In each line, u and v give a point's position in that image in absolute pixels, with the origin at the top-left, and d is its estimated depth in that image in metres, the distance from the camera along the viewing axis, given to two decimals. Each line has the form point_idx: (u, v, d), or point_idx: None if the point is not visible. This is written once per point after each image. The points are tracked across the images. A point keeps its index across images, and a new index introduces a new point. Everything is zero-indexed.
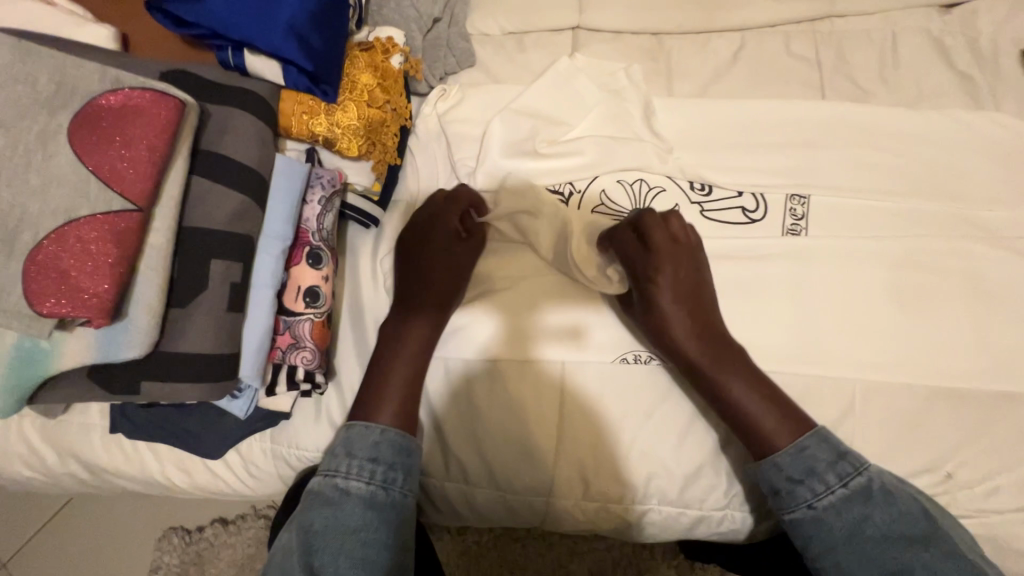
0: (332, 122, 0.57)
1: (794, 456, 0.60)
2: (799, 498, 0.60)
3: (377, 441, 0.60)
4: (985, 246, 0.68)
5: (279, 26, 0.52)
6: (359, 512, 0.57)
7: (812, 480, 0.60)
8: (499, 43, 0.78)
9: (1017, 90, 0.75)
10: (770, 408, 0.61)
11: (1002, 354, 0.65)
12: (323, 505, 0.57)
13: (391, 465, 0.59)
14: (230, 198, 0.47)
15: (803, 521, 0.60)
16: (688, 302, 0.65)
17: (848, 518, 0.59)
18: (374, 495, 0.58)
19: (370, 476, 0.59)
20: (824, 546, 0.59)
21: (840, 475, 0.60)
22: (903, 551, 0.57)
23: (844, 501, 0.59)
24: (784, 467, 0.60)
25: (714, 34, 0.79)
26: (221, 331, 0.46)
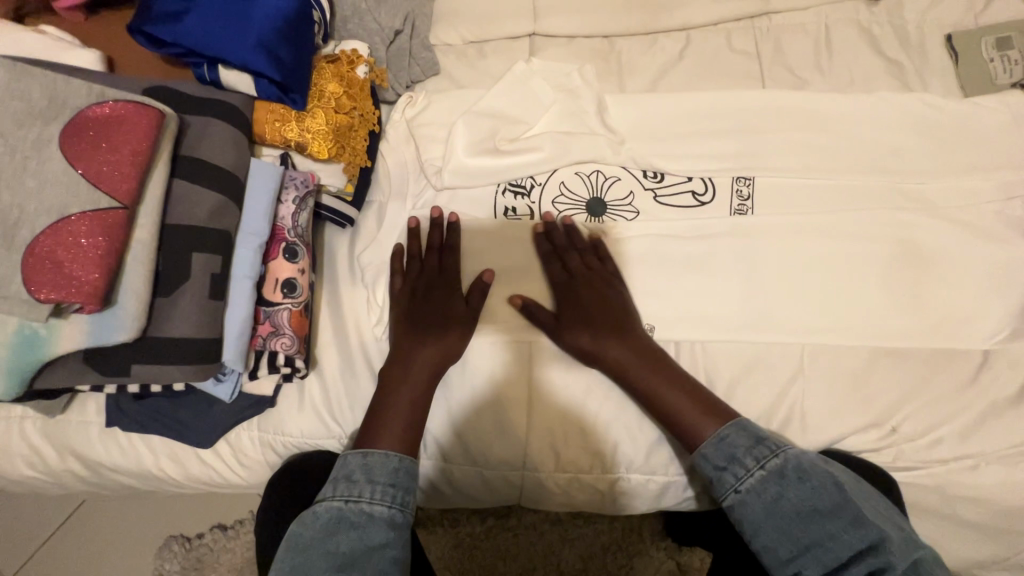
0: (303, 128, 0.63)
1: (716, 446, 0.62)
2: (727, 484, 0.62)
3: (395, 467, 0.60)
4: (919, 215, 0.73)
5: (249, 41, 0.57)
6: (383, 534, 0.56)
7: (735, 466, 0.61)
8: (461, 52, 0.84)
9: (942, 71, 0.81)
10: (693, 403, 0.64)
11: (936, 313, 0.70)
12: (348, 529, 0.55)
13: (409, 489, 0.59)
14: (208, 197, 0.53)
15: (733, 505, 0.61)
16: (608, 320, 0.68)
17: (768, 502, 0.60)
18: (397, 518, 0.57)
19: (391, 500, 0.58)
20: (753, 531, 0.60)
21: (757, 457, 0.61)
22: (817, 531, 0.57)
23: (762, 484, 0.60)
24: (709, 457, 0.62)
25: (661, 34, 0.85)
26: (204, 316, 0.51)
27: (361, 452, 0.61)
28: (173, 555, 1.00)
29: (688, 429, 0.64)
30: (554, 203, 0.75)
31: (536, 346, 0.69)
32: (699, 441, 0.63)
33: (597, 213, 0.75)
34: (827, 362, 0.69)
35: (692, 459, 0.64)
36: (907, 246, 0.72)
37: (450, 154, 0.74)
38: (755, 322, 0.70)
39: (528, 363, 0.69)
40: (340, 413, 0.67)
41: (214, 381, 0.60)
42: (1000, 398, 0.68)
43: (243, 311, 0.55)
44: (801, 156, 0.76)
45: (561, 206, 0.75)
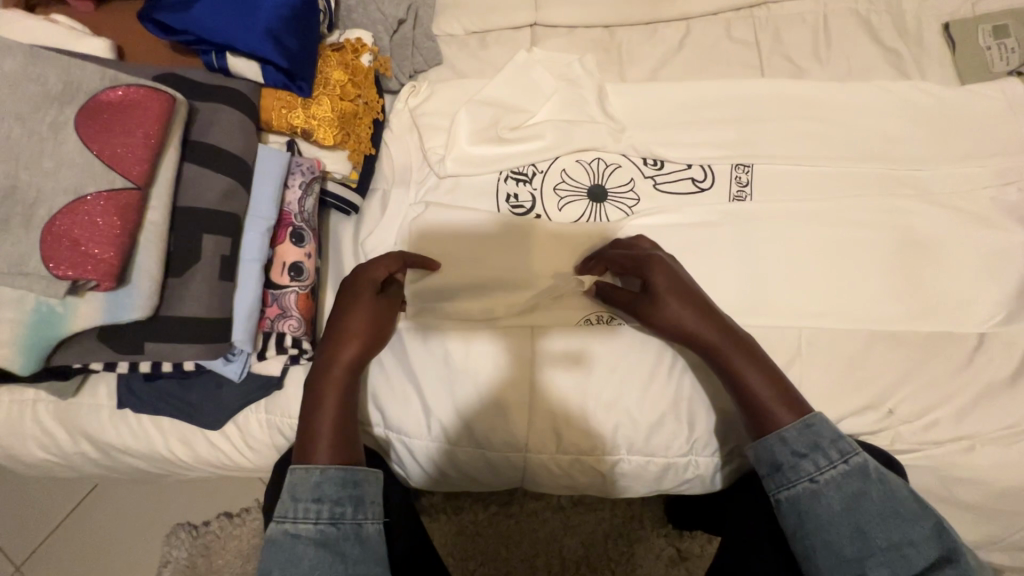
0: (308, 115, 0.64)
1: (801, 431, 0.61)
2: (801, 472, 0.60)
3: (318, 480, 0.56)
4: (915, 202, 0.74)
5: (257, 29, 0.58)
6: (311, 552, 0.52)
7: (817, 455, 0.60)
8: (463, 43, 0.85)
9: (939, 60, 0.82)
10: (777, 392, 0.63)
11: (933, 298, 0.71)
12: (273, 554, 0.51)
13: (338, 500, 0.55)
14: (218, 180, 0.54)
15: (801, 494, 0.60)
16: (686, 299, 0.65)
17: (845, 497, 0.58)
18: (326, 533, 0.53)
19: (318, 515, 0.54)
20: (819, 523, 0.58)
21: (843, 452, 0.60)
22: (895, 534, 0.56)
23: (843, 479, 0.59)
24: (791, 441, 0.60)
25: (661, 24, 0.86)
26: (216, 296, 0.52)
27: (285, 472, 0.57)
28: (181, 541, 1.01)
29: (774, 417, 0.62)
30: (555, 191, 0.76)
31: (538, 333, 0.70)
32: (782, 425, 0.62)
33: (599, 200, 0.76)
34: (824, 345, 0.70)
35: (762, 442, 0.62)
36: (905, 231, 0.73)
37: (451, 142, 0.76)
38: (751, 307, 0.71)
39: (528, 351, 0.70)
40: None
41: (224, 362, 0.61)
42: (996, 380, 0.69)
43: (253, 292, 0.56)
44: (799, 143, 0.77)
45: (562, 192, 0.76)
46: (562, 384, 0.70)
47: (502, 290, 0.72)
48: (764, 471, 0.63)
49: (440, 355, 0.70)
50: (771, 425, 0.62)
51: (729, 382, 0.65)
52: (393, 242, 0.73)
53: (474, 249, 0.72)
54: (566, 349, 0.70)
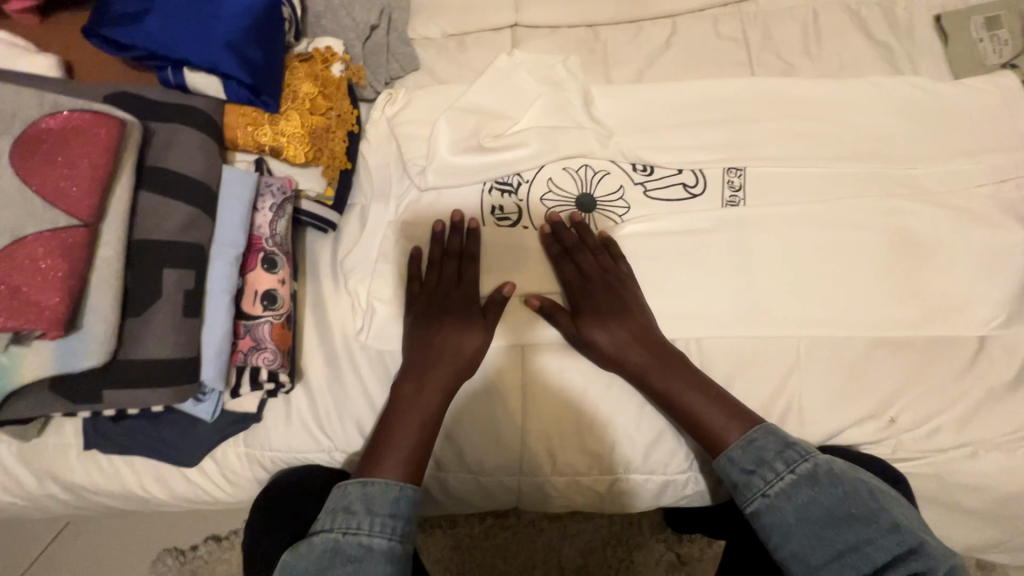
0: (277, 132, 0.60)
1: (745, 448, 0.60)
2: (754, 489, 0.59)
3: (395, 497, 0.57)
4: (912, 201, 0.72)
5: (215, 43, 0.54)
6: (380, 569, 0.53)
7: (765, 469, 0.59)
8: (441, 46, 0.81)
9: (932, 53, 0.79)
10: (728, 414, 0.62)
11: (933, 300, 0.69)
12: (345, 565, 0.52)
13: (408, 519, 0.57)
14: (178, 209, 0.50)
15: (759, 509, 0.59)
16: (614, 317, 0.65)
17: (798, 507, 0.57)
18: (395, 550, 0.55)
19: (390, 532, 0.55)
20: (782, 535, 0.58)
21: (788, 461, 0.59)
22: (854, 534, 0.55)
23: (793, 488, 0.58)
24: (736, 461, 0.60)
25: (646, 21, 0.83)
26: (180, 334, 0.48)
27: (360, 481, 0.58)
28: (167, 569, 0.98)
29: (723, 437, 0.62)
30: (542, 200, 0.72)
31: (528, 350, 0.67)
32: (725, 444, 0.61)
33: (587, 208, 0.73)
34: (823, 354, 0.68)
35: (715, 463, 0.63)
36: (903, 234, 0.71)
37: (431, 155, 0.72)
38: (749, 319, 0.68)
39: (524, 365, 0.67)
40: (329, 425, 0.66)
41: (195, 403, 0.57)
42: (998, 384, 0.68)
43: (222, 326, 0.52)
44: (792, 145, 0.74)
45: (550, 202, 0.73)
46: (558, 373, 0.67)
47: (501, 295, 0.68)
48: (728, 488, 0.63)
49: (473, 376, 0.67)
50: (720, 444, 0.62)
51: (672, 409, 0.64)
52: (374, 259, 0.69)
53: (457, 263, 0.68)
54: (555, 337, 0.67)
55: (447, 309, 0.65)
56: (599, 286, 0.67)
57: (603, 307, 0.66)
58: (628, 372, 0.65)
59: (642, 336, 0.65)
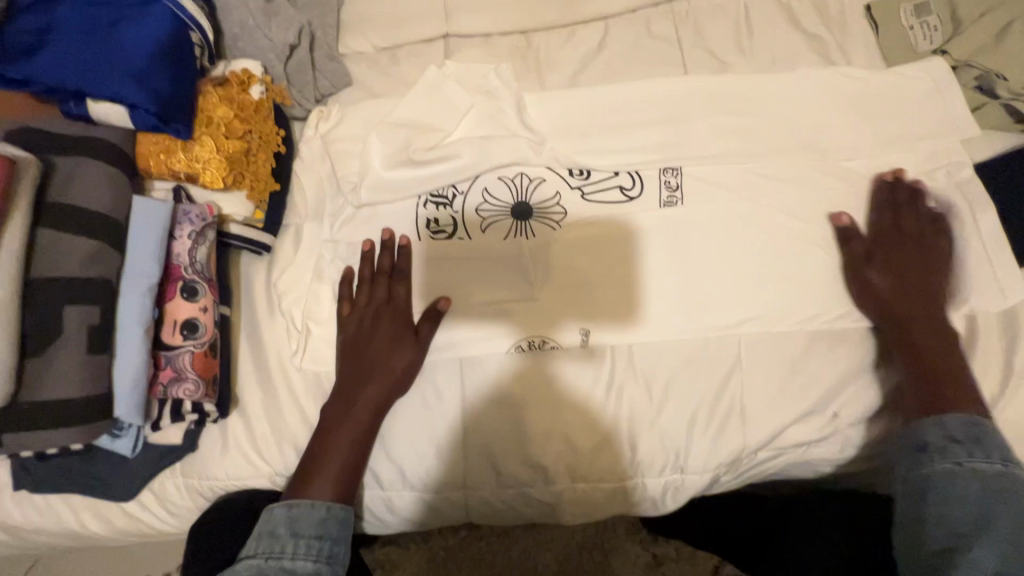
0: (191, 158, 0.59)
1: (965, 423, 0.62)
2: (950, 455, 0.61)
3: (322, 517, 0.58)
4: (849, 191, 0.71)
5: (117, 73, 0.54)
6: None
7: (974, 446, 0.60)
8: (372, 59, 0.80)
9: (864, 42, 0.79)
10: (949, 379, 0.64)
11: (871, 290, 0.69)
12: None
13: (335, 541, 0.58)
14: (80, 243, 0.49)
15: (937, 474, 0.61)
16: (909, 271, 0.67)
17: (989, 486, 0.59)
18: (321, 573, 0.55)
19: (317, 554, 0.56)
20: (936, 502, 0.60)
21: (1005, 456, 0.60)
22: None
23: (996, 475, 0.59)
24: (951, 426, 0.61)
25: (578, 25, 0.82)
26: (86, 375, 0.48)
27: (284, 504, 0.59)
28: None
29: (956, 400, 0.63)
30: (477, 211, 0.71)
31: (466, 364, 0.67)
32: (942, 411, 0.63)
33: (523, 217, 0.71)
34: (764, 351, 0.67)
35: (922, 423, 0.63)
36: (841, 225, 0.70)
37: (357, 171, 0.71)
38: (690, 319, 0.68)
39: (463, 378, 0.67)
40: (266, 451, 0.64)
41: (113, 438, 0.59)
42: None
43: (135, 360, 0.51)
44: (726, 142, 0.74)
45: (485, 213, 0.71)
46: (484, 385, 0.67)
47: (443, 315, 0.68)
48: (903, 455, 0.64)
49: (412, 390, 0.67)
50: (944, 408, 0.63)
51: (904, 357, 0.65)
52: (311, 274, 0.69)
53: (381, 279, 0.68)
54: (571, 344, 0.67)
55: (379, 326, 0.64)
56: (902, 244, 0.68)
57: (890, 259, 0.67)
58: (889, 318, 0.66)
59: (925, 288, 0.66)
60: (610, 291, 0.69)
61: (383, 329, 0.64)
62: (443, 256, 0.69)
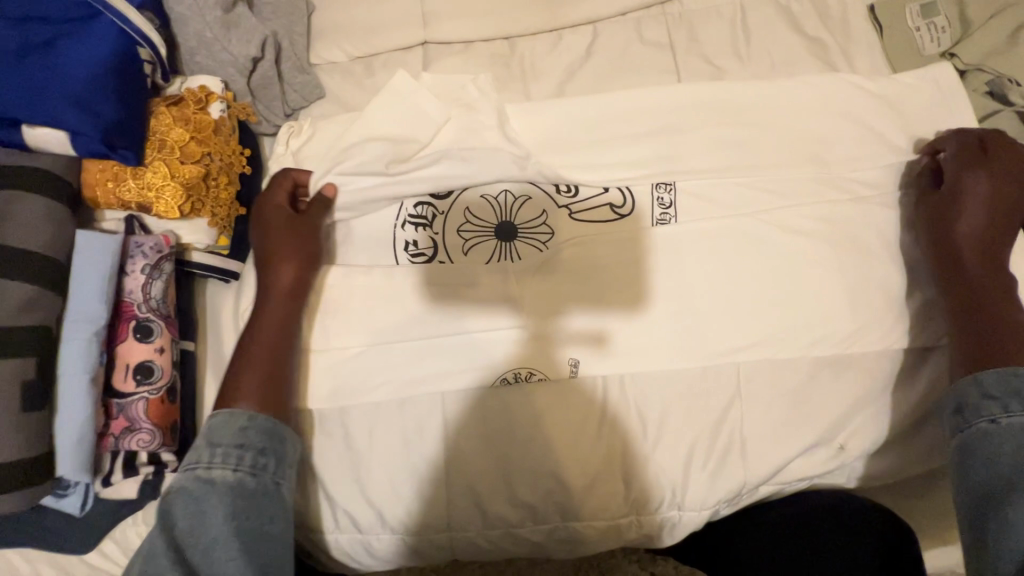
0: (142, 187, 0.54)
1: (1004, 378, 0.58)
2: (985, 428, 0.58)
3: (244, 426, 0.56)
4: (854, 205, 0.67)
5: (56, 98, 0.49)
6: (222, 499, 0.53)
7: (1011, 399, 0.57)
8: (346, 70, 0.75)
9: (868, 46, 0.75)
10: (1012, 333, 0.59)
11: (879, 313, 0.65)
12: (187, 497, 0.52)
13: (262, 450, 0.56)
14: (15, 289, 0.46)
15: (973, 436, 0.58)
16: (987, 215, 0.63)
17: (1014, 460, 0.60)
18: (241, 482, 0.54)
19: (237, 463, 0.55)
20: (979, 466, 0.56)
21: None
22: None
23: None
24: (988, 382, 0.58)
25: (565, 31, 0.78)
26: (24, 433, 0.45)
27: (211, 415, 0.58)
28: None
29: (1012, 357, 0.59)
30: (459, 230, 0.66)
31: (448, 397, 0.63)
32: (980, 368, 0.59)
33: (508, 237, 0.67)
34: (765, 380, 0.64)
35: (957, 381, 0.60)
36: (845, 241, 0.66)
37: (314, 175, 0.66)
38: (686, 346, 0.64)
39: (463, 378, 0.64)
40: None
41: (55, 497, 0.52)
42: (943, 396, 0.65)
43: (80, 413, 0.48)
44: (724, 156, 0.69)
45: (467, 233, 0.66)
46: (467, 382, 0.63)
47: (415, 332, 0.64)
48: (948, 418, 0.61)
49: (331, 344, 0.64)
50: (999, 362, 0.59)
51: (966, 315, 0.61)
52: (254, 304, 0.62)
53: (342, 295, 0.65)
54: (585, 329, 0.64)
55: (275, 277, 0.61)
56: (982, 176, 0.64)
57: (976, 194, 0.64)
58: (947, 259, 0.63)
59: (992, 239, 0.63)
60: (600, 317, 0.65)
61: (280, 283, 0.62)
62: (420, 271, 0.66)
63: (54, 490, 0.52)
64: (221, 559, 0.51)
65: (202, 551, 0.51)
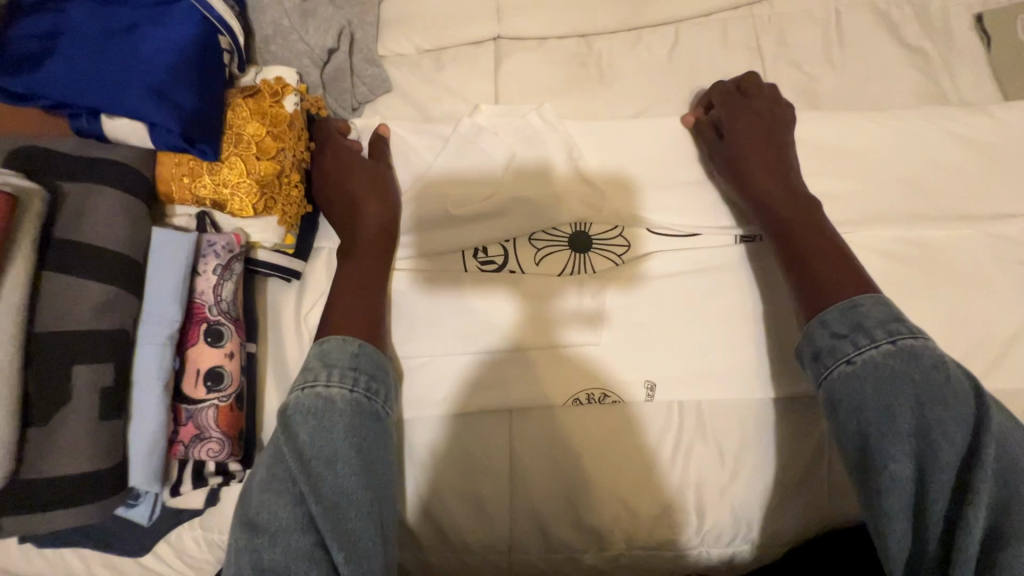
0: (218, 183, 0.52)
1: (843, 313, 0.53)
2: (839, 355, 0.52)
3: (355, 352, 0.53)
4: (951, 230, 0.63)
5: (136, 88, 0.47)
6: (345, 419, 0.49)
7: (858, 335, 0.51)
8: (415, 64, 0.72)
9: (971, 59, 0.70)
10: None
11: (978, 346, 0.61)
12: (306, 415, 0.49)
13: (373, 376, 0.53)
14: (91, 290, 0.44)
15: (837, 383, 0.51)
16: None
17: (888, 378, 0.49)
18: (360, 404, 0.51)
19: (353, 383, 0.51)
20: (853, 413, 0.50)
21: (891, 331, 0.50)
22: (928, 417, 0.47)
23: (884, 361, 0.50)
24: (831, 322, 0.52)
25: (644, 30, 0.73)
26: (98, 442, 0.43)
27: (316, 342, 0.54)
28: None
29: None
30: (530, 240, 0.63)
31: (516, 419, 0.60)
32: (821, 307, 0.54)
33: (582, 249, 0.63)
34: None
35: None
36: (941, 268, 0.63)
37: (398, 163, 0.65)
38: (768, 374, 0.61)
39: (508, 400, 0.60)
40: None
41: (126, 507, 0.51)
42: None
43: (154, 420, 0.46)
44: (814, 174, 0.66)
45: (539, 242, 0.63)
46: (533, 400, 0.60)
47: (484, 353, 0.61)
48: (803, 363, 0.55)
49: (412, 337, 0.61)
50: None
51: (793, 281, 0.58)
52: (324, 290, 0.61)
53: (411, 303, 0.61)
54: (580, 308, 0.61)
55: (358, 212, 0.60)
56: None
57: None
58: None
59: None
60: (679, 337, 0.61)
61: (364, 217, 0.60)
62: (492, 281, 0.61)
63: (125, 499, 0.51)
64: (343, 477, 0.48)
65: (325, 466, 0.48)
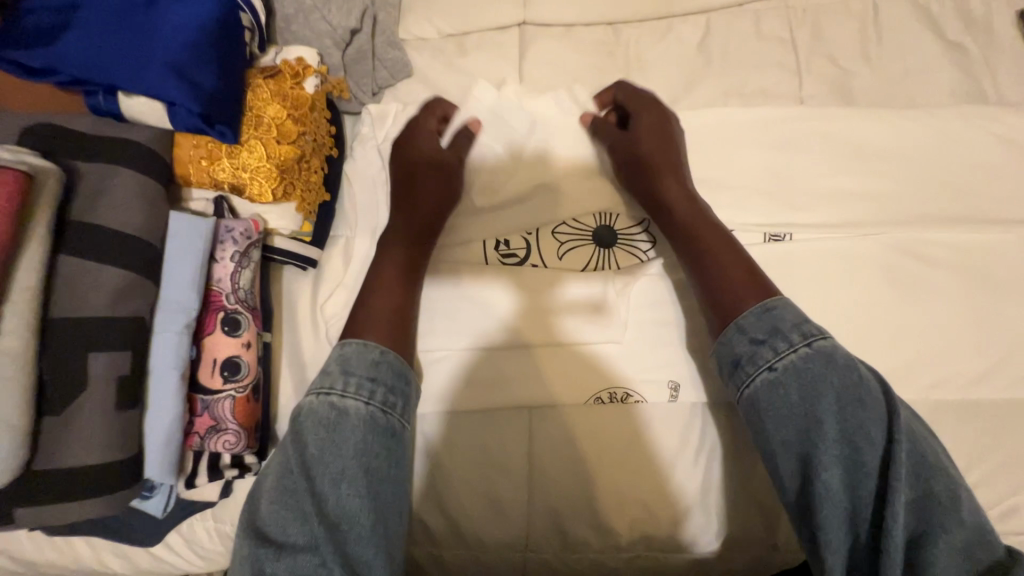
0: (237, 166, 0.50)
1: (760, 317, 0.51)
2: (760, 362, 0.50)
3: (375, 359, 0.50)
4: (988, 233, 0.62)
5: (155, 65, 0.46)
6: (357, 433, 0.46)
7: (777, 339, 0.50)
8: (437, 48, 0.70)
9: (1013, 57, 0.68)
10: None
11: (1013, 353, 0.59)
12: (318, 425, 0.46)
13: (391, 388, 0.49)
14: (108, 275, 0.42)
15: (759, 390, 0.49)
16: None
17: (807, 385, 0.48)
18: (374, 419, 0.47)
19: (370, 395, 0.48)
20: (778, 421, 0.49)
21: (805, 334, 0.49)
22: (850, 424, 0.46)
23: (806, 366, 0.48)
24: (747, 328, 0.51)
25: (674, 19, 0.71)
26: (114, 433, 0.42)
27: (337, 345, 0.51)
28: None
29: None
30: (553, 233, 0.61)
31: (535, 418, 0.59)
32: (737, 312, 0.52)
33: (607, 244, 0.62)
34: None
35: None
36: (975, 273, 0.61)
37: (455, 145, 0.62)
38: None
39: (529, 398, 0.58)
40: None
41: (142, 498, 0.51)
42: None
43: (171, 411, 0.45)
44: (848, 172, 0.64)
45: (562, 236, 0.61)
46: (554, 397, 0.59)
47: (504, 350, 0.59)
48: (723, 371, 0.53)
49: (438, 321, 0.60)
50: None
51: (697, 278, 0.56)
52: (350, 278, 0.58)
53: (435, 296, 0.60)
54: (584, 296, 0.60)
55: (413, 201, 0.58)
56: None
57: None
58: None
59: None
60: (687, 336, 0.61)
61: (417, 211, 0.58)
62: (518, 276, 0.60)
63: (141, 491, 0.50)
64: (349, 496, 0.45)
65: (331, 481, 0.45)
